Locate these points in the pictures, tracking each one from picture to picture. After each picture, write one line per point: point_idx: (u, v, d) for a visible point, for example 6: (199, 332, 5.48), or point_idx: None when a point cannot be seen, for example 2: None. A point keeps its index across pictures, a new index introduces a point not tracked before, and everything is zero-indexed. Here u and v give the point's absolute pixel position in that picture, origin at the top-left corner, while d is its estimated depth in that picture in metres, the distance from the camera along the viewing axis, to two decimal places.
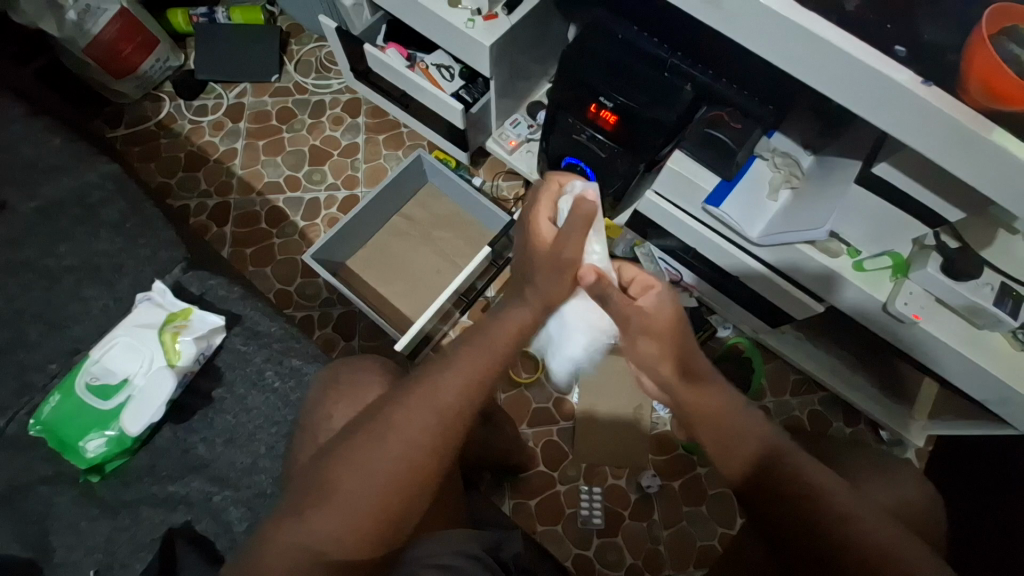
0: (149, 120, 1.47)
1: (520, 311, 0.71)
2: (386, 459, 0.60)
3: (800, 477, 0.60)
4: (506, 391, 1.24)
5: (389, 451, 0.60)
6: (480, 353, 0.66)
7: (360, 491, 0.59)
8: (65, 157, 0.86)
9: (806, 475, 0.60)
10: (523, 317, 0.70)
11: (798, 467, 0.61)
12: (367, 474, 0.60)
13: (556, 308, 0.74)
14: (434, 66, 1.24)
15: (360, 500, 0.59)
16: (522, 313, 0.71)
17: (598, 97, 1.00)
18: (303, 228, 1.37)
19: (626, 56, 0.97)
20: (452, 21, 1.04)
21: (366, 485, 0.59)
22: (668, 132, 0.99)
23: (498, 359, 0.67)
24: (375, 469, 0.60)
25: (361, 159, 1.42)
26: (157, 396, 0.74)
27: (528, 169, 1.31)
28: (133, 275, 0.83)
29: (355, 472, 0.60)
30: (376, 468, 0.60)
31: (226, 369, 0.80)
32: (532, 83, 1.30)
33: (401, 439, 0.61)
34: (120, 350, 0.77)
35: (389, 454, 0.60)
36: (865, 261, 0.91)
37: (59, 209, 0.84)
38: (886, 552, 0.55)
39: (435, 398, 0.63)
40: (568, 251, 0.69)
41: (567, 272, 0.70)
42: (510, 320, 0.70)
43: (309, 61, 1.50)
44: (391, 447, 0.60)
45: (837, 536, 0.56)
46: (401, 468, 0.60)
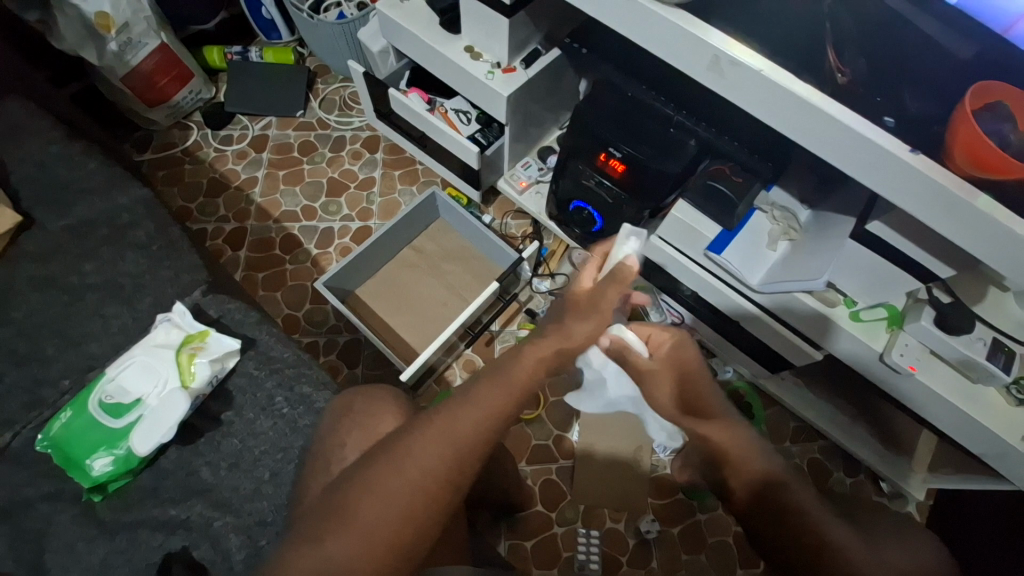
0: (176, 147, 1.53)
1: (540, 343, 0.67)
2: (407, 488, 0.60)
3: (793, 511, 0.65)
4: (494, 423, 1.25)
5: (405, 482, 0.61)
6: (501, 393, 0.65)
7: (379, 517, 0.59)
8: (101, 180, 0.90)
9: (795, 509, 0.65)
10: (540, 352, 0.67)
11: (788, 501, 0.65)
12: (384, 501, 0.60)
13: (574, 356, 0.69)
14: (453, 110, 1.31)
15: (374, 527, 0.59)
16: (539, 347, 0.67)
17: (608, 147, 1.06)
18: (315, 256, 1.40)
19: (635, 112, 1.04)
20: (473, 72, 1.12)
21: (380, 513, 0.60)
22: (672, 182, 1.04)
23: (519, 397, 0.65)
24: (393, 498, 0.60)
25: (376, 193, 1.48)
26: (169, 417, 0.75)
27: (537, 210, 1.37)
28: (154, 296, 0.85)
29: (373, 498, 0.60)
30: (395, 494, 0.60)
31: (237, 392, 0.81)
32: (544, 129, 1.37)
33: (420, 466, 0.61)
34: (136, 369, 0.78)
35: (406, 483, 0.61)
36: (861, 311, 0.94)
37: (87, 229, 0.87)
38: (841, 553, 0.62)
39: (455, 430, 0.63)
40: (600, 298, 0.70)
41: (592, 313, 0.70)
42: (527, 355, 0.67)
43: (333, 99, 1.59)
44: (411, 474, 0.61)
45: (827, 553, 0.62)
46: (420, 498, 0.60)
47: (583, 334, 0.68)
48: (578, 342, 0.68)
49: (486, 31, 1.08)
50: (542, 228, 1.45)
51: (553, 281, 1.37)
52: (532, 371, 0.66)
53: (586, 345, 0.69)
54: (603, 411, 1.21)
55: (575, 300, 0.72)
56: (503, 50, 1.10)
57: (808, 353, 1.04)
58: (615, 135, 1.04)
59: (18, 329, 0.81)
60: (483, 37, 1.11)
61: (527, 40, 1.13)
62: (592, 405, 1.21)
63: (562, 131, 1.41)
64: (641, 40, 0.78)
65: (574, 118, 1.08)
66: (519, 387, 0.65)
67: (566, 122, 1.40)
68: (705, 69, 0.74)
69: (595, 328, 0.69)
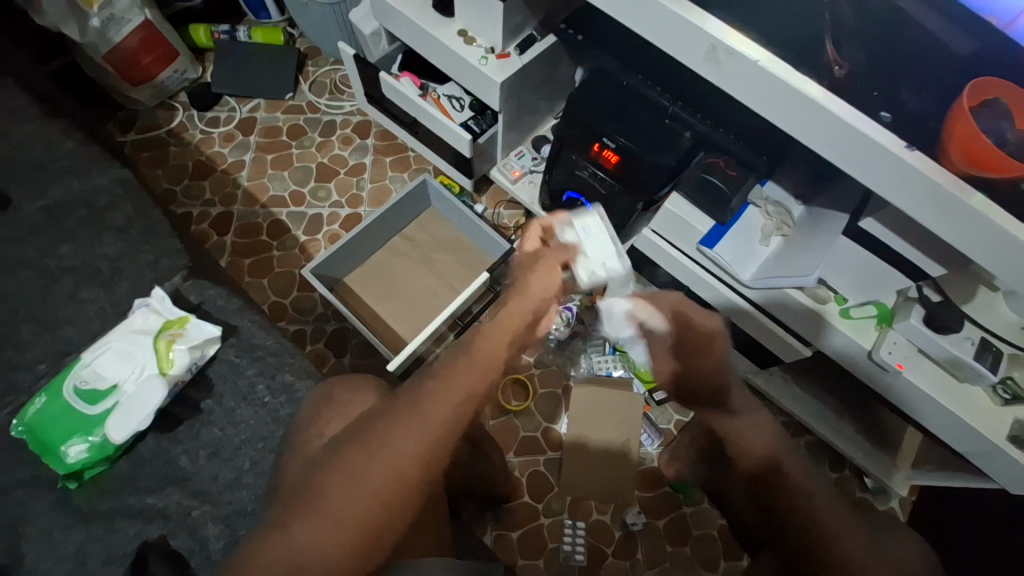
0: (161, 128, 1.48)
1: (492, 331, 0.68)
2: (379, 474, 0.59)
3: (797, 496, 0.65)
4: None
5: (378, 468, 0.59)
6: (476, 373, 0.64)
7: (349, 503, 0.58)
8: (80, 160, 0.87)
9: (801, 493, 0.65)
10: (492, 331, 0.68)
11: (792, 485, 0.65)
12: (355, 486, 0.59)
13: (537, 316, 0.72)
14: (446, 96, 1.29)
15: (346, 513, 0.58)
16: (490, 330, 0.68)
17: (602, 136, 1.04)
18: (303, 243, 1.38)
19: (631, 103, 1.01)
20: (467, 57, 1.10)
21: (351, 499, 0.58)
22: (666, 174, 1.02)
23: (490, 377, 0.65)
24: (366, 483, 0.59)
25: (367, 179, 1.46)
26: (147, 404, 0.73)
27: (530, 199, 1.36)
28: (133, 281, 0.82)
29: (344, 483, 0.59)
30: (366, 479, 0.59)
31: (217, 380, 0.79)
32: (538, 117, 1.36)
33: (392, 450, 0.60)
34: (112, 355, 0.76)
35: (380, 469, 0.59)
36: (851, 308, 0.94)
37: (64, 210, 0.84)
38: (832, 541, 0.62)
39: (428, 414, 0.62)
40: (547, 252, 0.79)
41: (542, 265, 0.75)
42: (486, 333, 0.68)
43: (324, 82, 1.55)
44: (382, 458, 0.60)
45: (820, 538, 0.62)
46: (393, 484, 0.59)
47: (539, 283, 0.73)
48: (535, 293, 0.72)
49: (480, 15, 1.06)
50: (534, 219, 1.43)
51: None
52: (495, 347, 0.67)
53: (546, 298, 0.72)
54: (591, 403, 1.19)
55: (524, 260, 0.79)
56: (498, 35, 1.08)
57: (794, 346, 1.03)
58: (610, 124, 1.02)
59: None
60: (477, 22, 1.08)
61: (522, 25, 1.10)
62: (581, 397, 1.19)
63: (557, 120, 1.40)
64: (639, 27, 0.76)
65: (568, 107, 1.06)
66: (486, 363, 0.65)
67: (561, 111, 1.38)
68: (703, 60, 0.73)
69: (544, 277, 0.73)
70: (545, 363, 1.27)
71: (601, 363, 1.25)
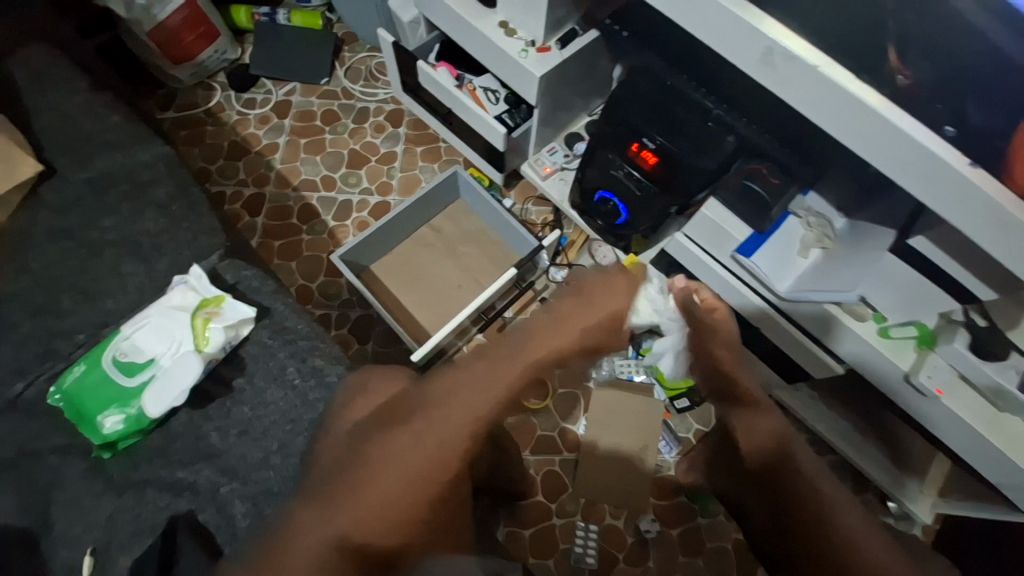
0: (198, 107, 1.50)
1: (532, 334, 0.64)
2: (414, 458, 0.59)
3: (811, 491, 0.66)
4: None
5: (414, 452, 0.59)
6: (515, 361, 0.62)
7: (385, 486, 0.58)
8: (125, 135, 0.88)
9: (813, 486, 0.66)
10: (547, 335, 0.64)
11: (801, 480, 0.67)
12: (393, 469, 0.59)
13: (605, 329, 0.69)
14: (482, 88, 1.28)
15: (383, 493, 0.58)
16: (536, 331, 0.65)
17: (642, 137, 1.02)
18: (332, 228, 1.39)
19: (675, 103, 0.98)
20: (506, 49, 1.09)
21: (389, 481, 0.58)
22: (706, 179, 1.00)
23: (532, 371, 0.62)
24: (403, 467, 0.59)
25: (397, 168, 1.46)
26: (181, 381, 0.74)
27: (560, 197, 1.36)
28: (172, 257, 0.83)
29: (381, 465, 0.60)
30: (401, 463, 0.59)
31: (249, 359, 0.80)
32: (572, 114, 1.34)
33: (429, 435, 0.60)
34: (150, 329, 0.77)
35: (416, 455, 0.59)
36: (891, 328, 0.90)
37: (107, 183, 0.85)
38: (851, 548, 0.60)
39: (462, 399, 0.61)
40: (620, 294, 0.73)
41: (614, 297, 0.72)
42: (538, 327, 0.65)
43: (359, 68, 1.55)
44: (419, 443, 0.60)
45: (833, 538, 0.61)
46: (429, 470, 0.59)
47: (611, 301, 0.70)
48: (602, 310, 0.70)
49: (523, 6, 1.04)
50: (563, 216, 1.42)
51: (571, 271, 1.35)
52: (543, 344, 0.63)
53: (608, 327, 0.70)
54: (611, 408, 1.19)
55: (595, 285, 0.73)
56: (539, 28, 1.06)
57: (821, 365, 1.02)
58: (651, 125, 1.00)
59: (34, 281, 0.80)
60: (519, 14, 1.07)
61: (563, 19, 1.09)
62: (600, 400, 1.19)
63: (591, 118, 1.39)
64: (692, 24, 0.73)
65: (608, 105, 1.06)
66: (530, 355, 0.62)
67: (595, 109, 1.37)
68: (756, 62, 0.70)
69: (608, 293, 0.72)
70: None
71: (623, 369, 1.23)
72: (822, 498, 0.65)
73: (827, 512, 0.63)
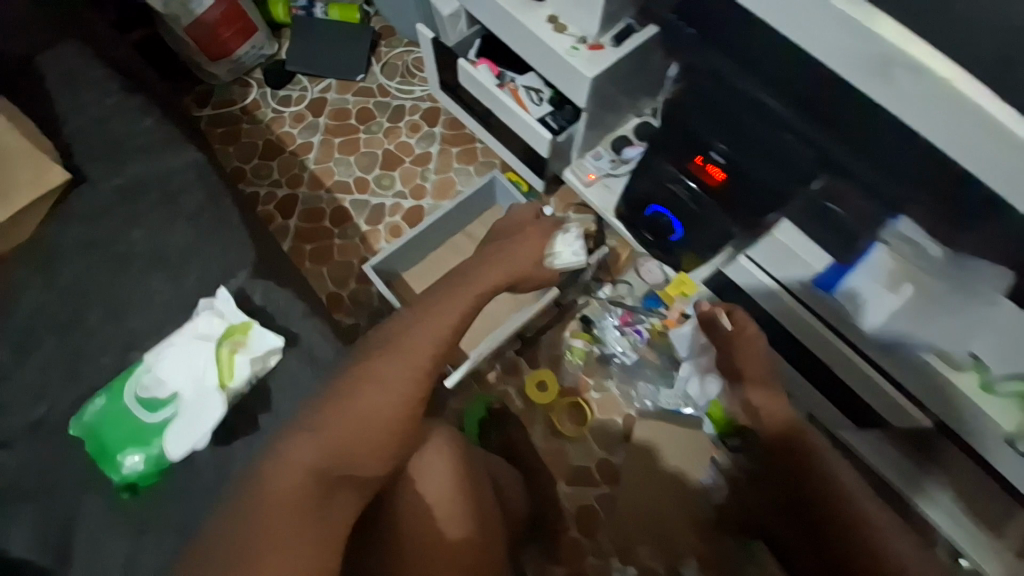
0: (235, 104, 1.47)
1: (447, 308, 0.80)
2: (368, 407, 0.70)
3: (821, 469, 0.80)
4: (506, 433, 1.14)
5: (373, 401, 0.70)
6: (446, 316, 0.79)
7: (353, 436, 0.69)
8: (156, 141, 0.85)
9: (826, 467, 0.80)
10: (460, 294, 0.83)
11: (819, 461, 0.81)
12: (356, 416, 0.70)
13: (524, 273, 0.93)
14: (525, 88, 1.20)
15: (346, 436, 0.68)
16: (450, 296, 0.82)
17: (708, 148, 0.92)
18: (365, 232, 1.34)
19: (747, 111, 0.84)
20: (555, 47, 0.99)
21: (347, 422, 0.69)
22: (779, 198, 0.88)
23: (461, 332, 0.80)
24: (362, 415, 0.70)
25: (432, 170, 1.39)
26: (203, 421, 0.70)
27: (603, 205, 1.25)
28: (199, 273, 0.79)
29: (342, 416, 0.69)
30: (358, 409, 0.70)
31: (275, 385, 0.75)
32: (620, 116, 1.24)
33: (379, 389, 0.72)
34: (171, 361, 0.73)
35: (368, 406, 0.70)
36: (998, 382, 0.75)
37: (136, 191, 0.82)
38: (848, 498, 0.76)
39: (404, 349, 0.75)
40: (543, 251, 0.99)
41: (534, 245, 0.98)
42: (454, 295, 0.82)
43: (396, 64, 1.49)
44: (378, 395, 0.71)
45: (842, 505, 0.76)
46: (385, 416, 0.71)
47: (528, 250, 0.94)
48: (525, 263, 0.93)
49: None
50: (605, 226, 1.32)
51: (615, 287, 1.25)
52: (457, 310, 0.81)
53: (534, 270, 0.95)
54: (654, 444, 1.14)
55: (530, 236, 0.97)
56: (592, 23, 0.96)
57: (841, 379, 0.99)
58: (720, 136, 0.89)
59: (64, 294, 0.77)
60: (571, 8, 0.97)
61: (619, 13, 0.98)
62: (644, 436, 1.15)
63: (640, 119, 1.28)
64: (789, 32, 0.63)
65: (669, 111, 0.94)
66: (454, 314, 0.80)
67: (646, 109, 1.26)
68: (865, 72, 0.58)
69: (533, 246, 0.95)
70: (604, 387, 1.19)
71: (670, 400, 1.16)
72: (835, 478, 0.79)
73: (827, 483, 0.78)
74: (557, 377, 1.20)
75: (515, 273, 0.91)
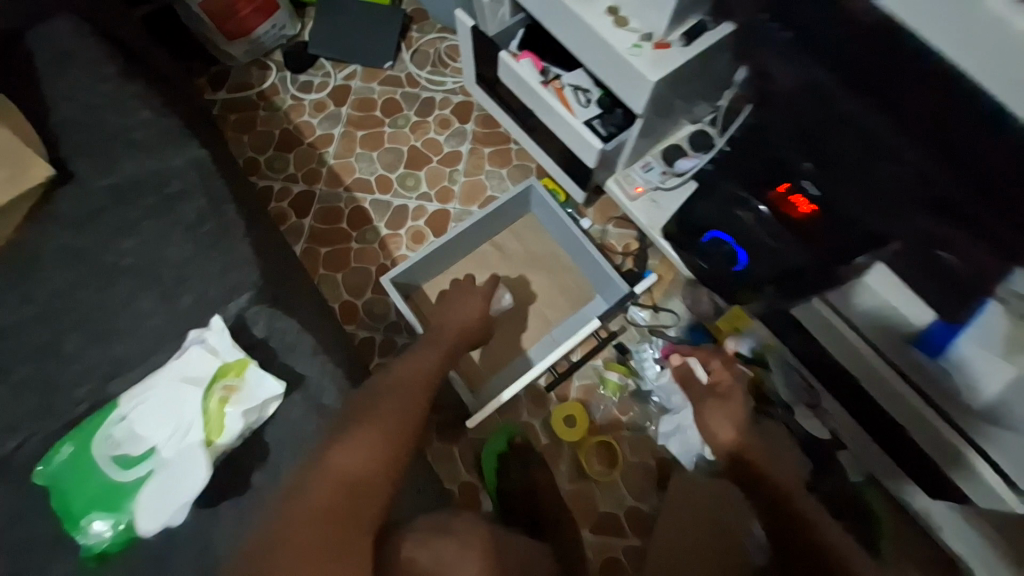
0: (252, 88, 1.36)
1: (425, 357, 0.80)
2: (381, 419, 0.64)
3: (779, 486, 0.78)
4: (528, 475, 1.03)
5: (383, 420, 0.63)
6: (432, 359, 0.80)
7: (370, 453, 0.60)
8: (155, 136, 0.74)
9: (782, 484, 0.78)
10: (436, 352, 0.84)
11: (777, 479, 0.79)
12: (371, 430, 0.62)
13: (472, 330, 0.94)
14: (570, 87, 1.05)
15: (366, 453, 0.60)
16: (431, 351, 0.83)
17: (799, 177, 0.79)
18: (384, 237, 1.23)
19: (853, 139, 0.66)
20: (615, 44, 0.86)
21: (362, 436, 0.61)
22: (872, 239, 0.75)
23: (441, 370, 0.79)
24: (380, 428, 0.63)
25: (461, 171, 1.27)
26: (186, 481, 0.60)
27: (650, 222, 1.13)
28: (196, 294, 0.68)
29: (367, 434, 0.61)
30: (372, 419, 0.63)
31: (277, 432, 0.65)
32: (675, 123, 1.11)
33: (388, 408, 0.65)
34: (154, 407, 0.63)
35: (380, 420, 0.64)
36: None
37: (130, 193, 0.71)
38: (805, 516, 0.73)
39: (403, 385, 0.70)
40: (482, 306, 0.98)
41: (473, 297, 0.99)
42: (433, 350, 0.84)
43: (427, 52, 1.36)
44: (387, 418, 0.64)
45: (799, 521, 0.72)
46: (401, 436, 0.63)
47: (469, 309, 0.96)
48: (472, 319, 0.94)
49: None
50: (648, 244, 1.20)
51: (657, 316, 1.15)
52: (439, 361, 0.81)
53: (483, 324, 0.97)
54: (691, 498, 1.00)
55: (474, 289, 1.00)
56: (663, 18, 0.82)
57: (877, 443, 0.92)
58: (815, 164, 0.76)
59: (44, 311, 0.67)
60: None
61: (693, 6, 0.84)
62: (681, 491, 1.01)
63: (694, 127, 1.15)
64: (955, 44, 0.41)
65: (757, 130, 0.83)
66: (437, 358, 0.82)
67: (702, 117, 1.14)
68: None
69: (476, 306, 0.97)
70: (641, 427, 1.09)
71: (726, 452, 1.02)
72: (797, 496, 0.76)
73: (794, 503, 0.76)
74: (588, 412, 1.09)
75: (468, 331, 0.93)
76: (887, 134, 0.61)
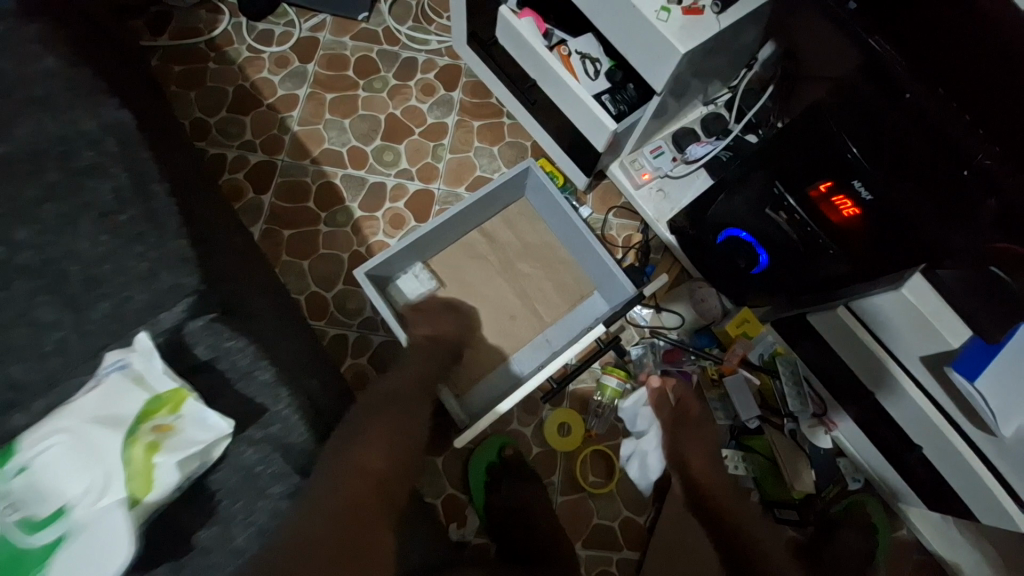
0: (200, 35, 1.15)
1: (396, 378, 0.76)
2: (380, 426, 0.64)
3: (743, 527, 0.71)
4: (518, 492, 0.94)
5: (382, 426, 0.64)
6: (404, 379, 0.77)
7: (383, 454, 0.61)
8: (59, 90, 0.57)
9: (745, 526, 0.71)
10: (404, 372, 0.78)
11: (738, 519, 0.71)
12: (377, 435, 0.62)
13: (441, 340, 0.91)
14: (578, 54, 0.91)
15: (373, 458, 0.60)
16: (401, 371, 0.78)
17: (848, 176, 0.68)
18: (357, 219, 1.08)
19: (915, 132, 0.58)
20: (640, 6, 0.72)
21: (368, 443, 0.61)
22: (925, 251, 0.65)
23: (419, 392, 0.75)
24: (380, 435, 0.63)
25: (446, 147, 1.12)
26: (103, 555, 0.46)
27: (656, 214, 1.03)
28: (116, 299, 0.53)
29: (367, 441, 0.61)
30: (371, 427, 0.63)
31: (224, 475, 0.52)
32: (687, 104, 0.97)
33: (386, 419, 0.65)
34: (56, 457, 0.48)
35: (381, 427, 0.64)
36: None
37: (21, 163, 0.54)
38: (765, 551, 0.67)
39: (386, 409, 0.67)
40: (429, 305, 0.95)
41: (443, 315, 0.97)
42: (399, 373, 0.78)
43: (409, 4, 1.18)
44: (382, 424, 0.64)
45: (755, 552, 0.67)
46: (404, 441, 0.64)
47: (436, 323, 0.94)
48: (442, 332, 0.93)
49: None
50: (652, 236, 1.10)
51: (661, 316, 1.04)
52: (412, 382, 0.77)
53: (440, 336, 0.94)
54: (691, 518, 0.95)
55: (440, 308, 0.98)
56: None
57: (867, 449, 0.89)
58: (868, 163, 0.65)
59: None
60: None
61: None
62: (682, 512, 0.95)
63: (705, 109, 1.02)
64: None
65: (798, 121, 0.72)
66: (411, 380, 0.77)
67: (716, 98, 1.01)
68: None
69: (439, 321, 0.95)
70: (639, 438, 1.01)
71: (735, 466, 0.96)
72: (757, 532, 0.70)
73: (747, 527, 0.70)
74: (584, 420, 1.01)
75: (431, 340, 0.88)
76: (954, 129, 0.54)
